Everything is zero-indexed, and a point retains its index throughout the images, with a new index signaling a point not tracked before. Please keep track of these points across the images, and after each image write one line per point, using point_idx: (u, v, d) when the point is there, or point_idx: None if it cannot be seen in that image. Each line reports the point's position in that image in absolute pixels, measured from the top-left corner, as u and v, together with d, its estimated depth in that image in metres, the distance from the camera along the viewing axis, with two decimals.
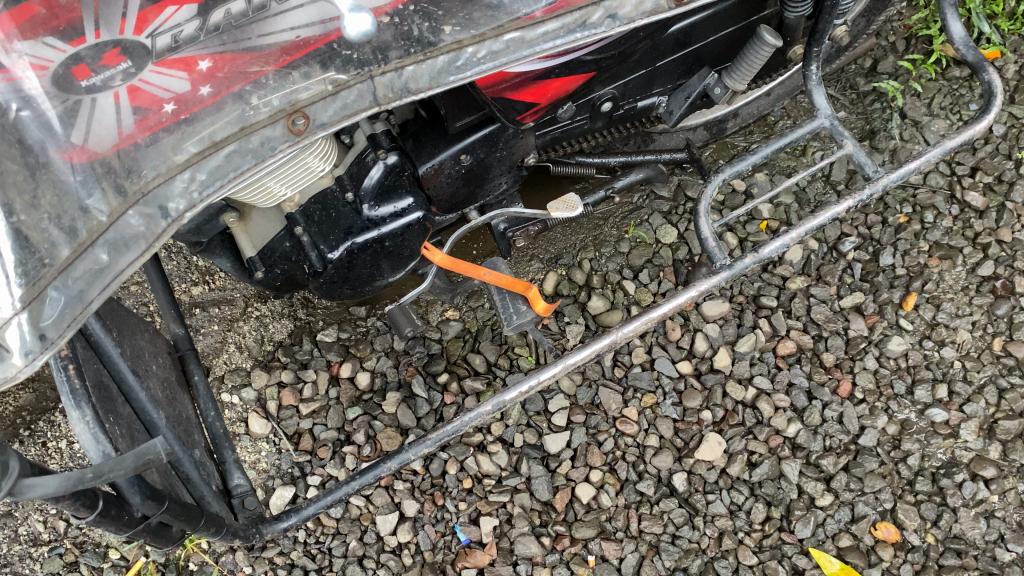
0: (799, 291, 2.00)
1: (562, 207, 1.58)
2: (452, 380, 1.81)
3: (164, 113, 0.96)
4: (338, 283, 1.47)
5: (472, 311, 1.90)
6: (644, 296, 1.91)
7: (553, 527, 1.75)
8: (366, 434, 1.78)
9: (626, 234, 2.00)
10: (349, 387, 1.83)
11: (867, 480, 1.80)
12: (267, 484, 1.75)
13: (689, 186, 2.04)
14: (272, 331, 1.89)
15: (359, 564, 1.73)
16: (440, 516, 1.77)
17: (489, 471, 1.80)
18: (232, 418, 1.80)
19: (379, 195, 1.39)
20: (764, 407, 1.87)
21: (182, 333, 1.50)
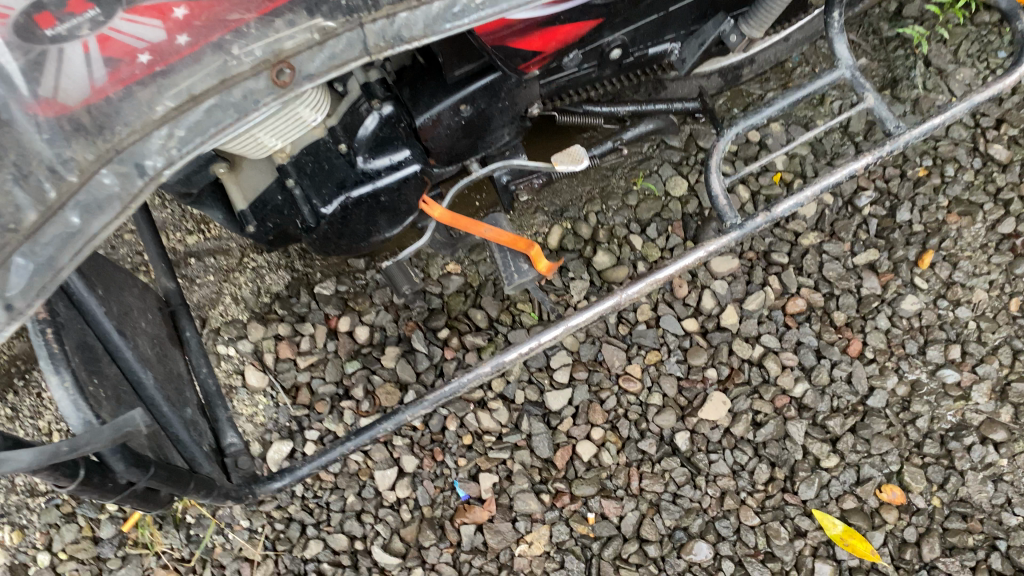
0: (811, 249, 1.93)
1: (567, 160, 1.51)
2: (453, 336, 1.78)
3: (138, 64, 0.90)
4: (331, 240, 1.42)
5: (475, 265, 1.83)
6: (651, 251, 1.89)
7: (553, 484, 1.73)
8: (365, 389, 1.76)
9: (634, 186, 1.94)
10: (348, 341, 1.79)
11: (874, 442, 1.79)
12: (264, 438, 1.74)
13: (702, 136, 1.97)
14: (269, 283, 1.84)
15: (357, 519, 1.69)
16: (440, 472, 1.73)
17: (489, 427, 1.74)
18: (228, 370, 1.77)
19: (373, 147, 1.34)
20: (771, 365, 1.83)
21: (174, 288, 1.47)
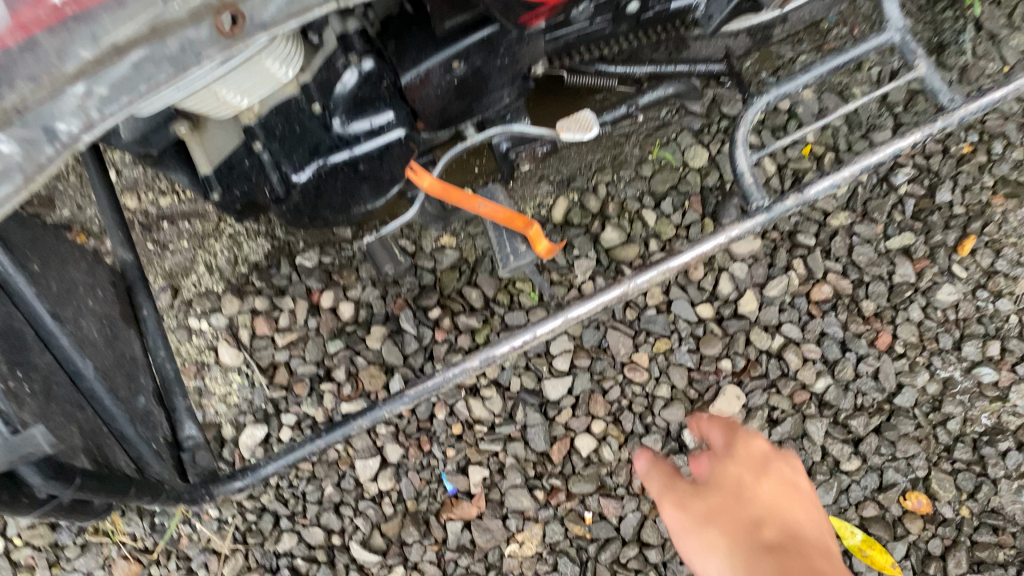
0: (841, 230, 1.76)
1: (574, 126, 1.35)
2: (445, 316, 1.64)
3: (45, 4, 0.64)
4: (302, 211, 1.27)
5: (471, 238, 1.68)
6: (665, 229, 1.73)
7: (548, 480, 1.58)
8: (347, 371, 1.62)
9: (649, 155, 1.77)
10: (330, 318, 1.65)
11: (900, 445, 1.64)
12: (237, 421, 1.61)
13: (726, 102, 1.79)
14: (246, 252, 1.69)
15: (335, 511, 1.56)
16: (426, 463, 1.58)
17: (481, 417, 1.59)
18: (200, 346, 1.64)
19: (352, 108, 1.17)
20: (792, 358, 1.67)
21: (131, 260, 1.32)
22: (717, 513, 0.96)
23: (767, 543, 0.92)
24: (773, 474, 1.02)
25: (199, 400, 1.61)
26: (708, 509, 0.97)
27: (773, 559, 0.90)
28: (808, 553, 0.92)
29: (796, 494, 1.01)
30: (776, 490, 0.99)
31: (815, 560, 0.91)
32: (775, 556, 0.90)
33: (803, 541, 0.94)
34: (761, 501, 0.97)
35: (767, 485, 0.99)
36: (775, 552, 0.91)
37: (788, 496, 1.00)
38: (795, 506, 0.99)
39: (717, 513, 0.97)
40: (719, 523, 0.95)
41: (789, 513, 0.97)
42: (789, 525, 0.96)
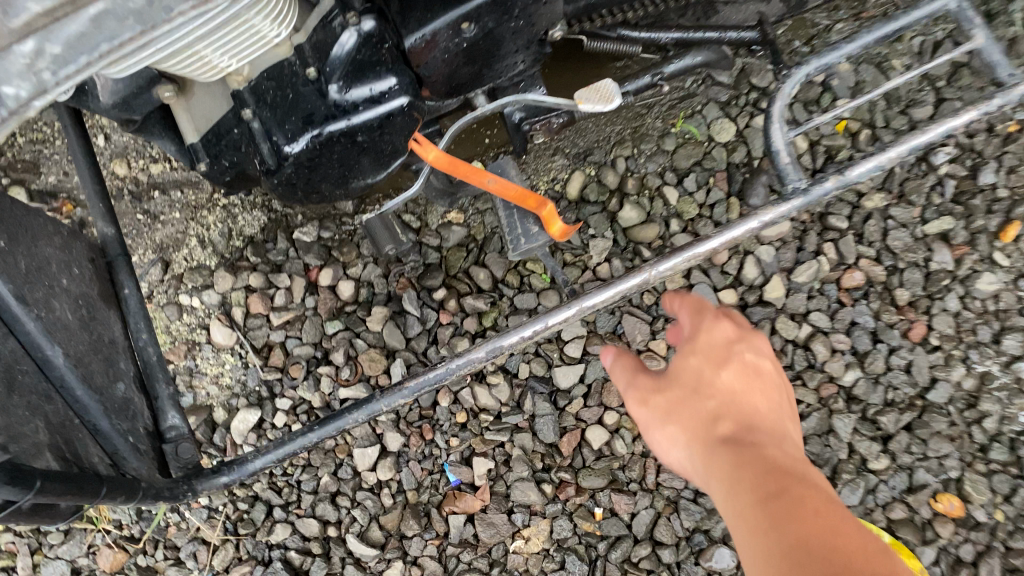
0: (875, 213, 1.64)
1: (595, 98, 1.23)
2: (451, 298, 1.54)
3: None
4: (296, 185, 1.15)
5: (480, 215, 1.58)
6: (688, 208, 1.62)
7: (556, 474, 1.49)
8: (346, 354, 1.52)
9: (672, 128, 1.66)
10: (329, 297, 1.56)
11: (932, 443, 1.54)
12: (230, 404, 1.53)
13: (756, 73, 1.68)
14: (242, 225, 1.60)
15: (331, 502, 1.47)
16: (428, 452, 1.49)
17: (487, 405, 1.50)
18: (191, 324, 1.55)
19: (351, 72, 1.06)
20: (819, 349, 1.57)
21: (112, 234, 1.23)
22: (675, 408, 0.98)
23: (720, 434, 0.93)
24: (735, 356, 0.99)
25: (190, 381, 1.53)
26: (666, 405, 0.99)
27: (725, 454, 0.90)
28: (760, 443, 0.91)
29: (759, 377, 0.99)
30: (735, 374, 0.97)
31: (767, 450, 0.90)
32: (725, 449, 0.91)
33: (758, 428, 0.93)
34: (717, 393, 0.97)
35: (723, 369, 0.98)
36: (727, 446, 0.91)
37: (751, 381, 0.98)
38: (756, 391, 0.97)
39: (675, 410, 0.98)
40: (676, 421, 0.98)
41: (748, 398, 0.96)
42: (748, 412, 0.95)
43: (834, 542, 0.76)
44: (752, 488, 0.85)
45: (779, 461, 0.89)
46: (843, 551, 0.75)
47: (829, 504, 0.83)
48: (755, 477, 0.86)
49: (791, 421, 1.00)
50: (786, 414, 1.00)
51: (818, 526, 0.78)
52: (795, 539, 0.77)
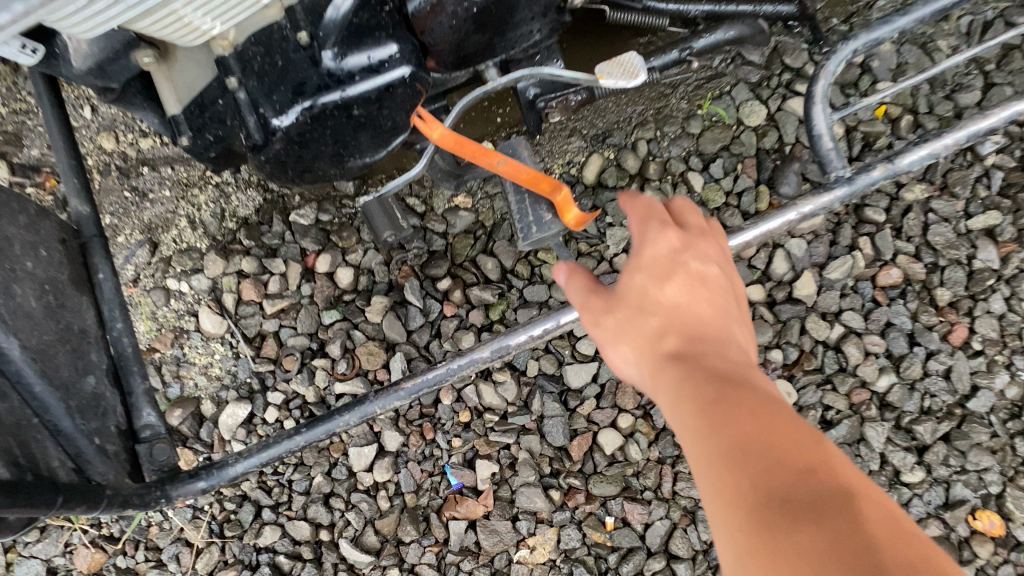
0: (916, 206, 1.52)
1: (618, 72, 1.12)
2: (456, 288, 1.44)
3: None
4: (286, 162, 1.04)
5: (489, 200, 1.48)
6: (713, 195, 1.52)
7: (565, 479, 1.39)
8: (343, 346, 1.42)
9: (698, 109, 1.55)
10: (326, 285, 1.45)
11: (971, 455, 1.43)
12: (219, 397, 1.43)
13: (789, 52, 1.55)
14: (235, 205, 1.49)
15: (324, 504, 1.38)
16: (429, 453, 1.39)
17: (492, 404, 1.40)
18: (179, 311, 1.45)
19: (347, 37, 0.96)
20: (852, 351, 1.46)
21: (88, 213, 1.13)
22: (624, 328, 0.89)
23: (667, 348, 0.84)
24: (679, 266, 0.90)
25: (177, 371, 1.43)
26: (617, 325, 0.90)
27: (671, 368, 0.82)
28: (707, 354, 0.82)
29: (706, 284, 0.90)
30: (680, 287, 0.88)
31: (715, 358, 0.82)
32: (671, 364, 0.82)
33: (706, 337, 0.85)
34: (663, 307, 0.87)
35: (667, 281, 0.89)
36: (674, 360, 0.82)
37: (700, 291, 0.89)
38: (705, 299, 0.89)
39: (624, 330, 0.89)
40: (626, 341, 0.88)
41: (695, 309, 0.87)
42: (696, 322, 0.86)
43: (782, 443, 0.68)
44: (698, 397, 0.76)
45: (726, 367, 0.80)
46: (790, 453, 0.67)
47: (781, 409, 0.74)
48: (700, 389, 0.77)
49: (740, 326, 0.91)
50: (738, 320, 0.92)
51: (765, 432, 0.69)
52: (741, 446, 0.69)
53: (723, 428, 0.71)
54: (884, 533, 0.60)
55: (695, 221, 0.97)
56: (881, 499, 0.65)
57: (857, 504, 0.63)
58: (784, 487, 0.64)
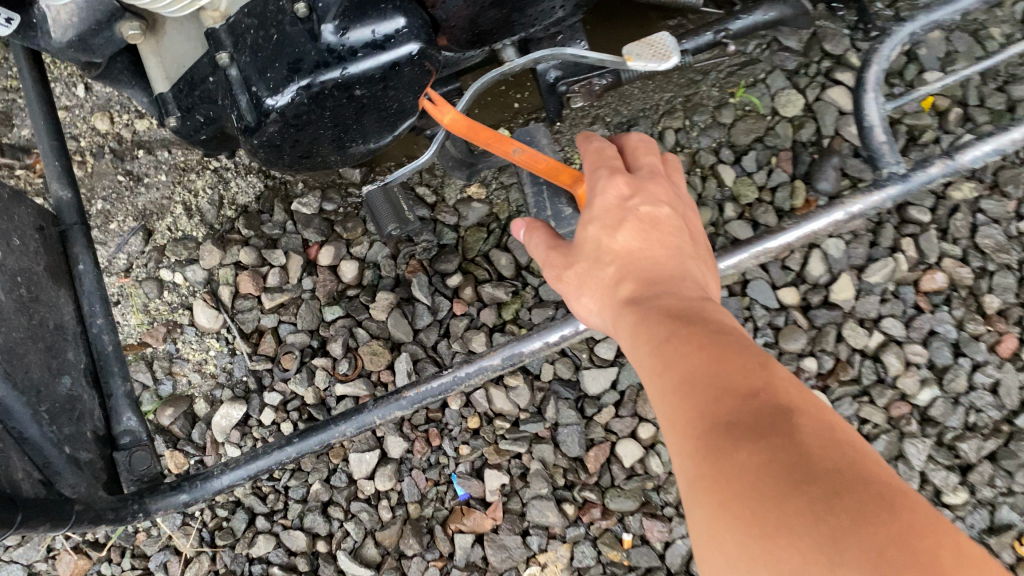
0: (964, 205, 1.42)
1: (649, 54, 1.01)
2: (467, 285, 1.35)
3: None
4: (282, 147, 0.95)
5: (503, 190, 1.41)
6: (745, 189, 1.40)
7: (580, 492, 1.29)
8: (345, 345, 1.33)
9: (731, 98, 1.45)
10: (329, 279, 1.37)
11: (1020, 476, 1.31)
12: (213, 396, 1.34)
13: (829, 39, 1.46)
14: (235, 192, 1.41)
15: (322, 513, 1.29)
16: (434, 461, 1.31)
17: (504, 410, 1.32)
18: (172, 303, 1.37)
19: (348, 8, 0.86)
20: (891, 361, 1.35)
21: (69, 198, 1.04)
22: (586, 278, 0.87)
23: (623, 297, 0.82)
24: (630, 211, 0.86)
25: (169, 367, 1.35)
26: (579, 276, 0.88)
27: (627, 315, 0.80)
28: (663, 294, 0.79)
29: (659, 227, 0.86)
30: (632, 232, 0.85)
31: (669, 296, 0.79)
32: (626, 310, 0.80)
33: (660, 279, 0.81)
34: (618, 256, 0.85)
35: (619, 228, 0.85)
36: (631, 307, 0.80)
37: (655, 235, 0.85)
38: (659, 243, 0.84)
39: (586, 282, 0.88)
40: (590, 291, 0.87)
41: (649, 254, 0.84)
42: (650, 266, 0.83)
43: (728, 373, 0.66)
44: (649, 337, 0.75)
45: (679, 304, 0.77)
46: (735, 387, 0.65)
47: (735, 338, 0.71)
48: (655, 333, 0.75)
49: (702, 261, 0.87)
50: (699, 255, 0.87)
51: (712, 367, 0.67)
52: (691, 383, 0.67)
53: (674, 366, 0.70)
54: (824, 450, 0.59)
55: (647, 162, 0.93)
56: (831, 418, 0.63)
57: (800, 424, 0.61)
58: (729, 418, 0.63)
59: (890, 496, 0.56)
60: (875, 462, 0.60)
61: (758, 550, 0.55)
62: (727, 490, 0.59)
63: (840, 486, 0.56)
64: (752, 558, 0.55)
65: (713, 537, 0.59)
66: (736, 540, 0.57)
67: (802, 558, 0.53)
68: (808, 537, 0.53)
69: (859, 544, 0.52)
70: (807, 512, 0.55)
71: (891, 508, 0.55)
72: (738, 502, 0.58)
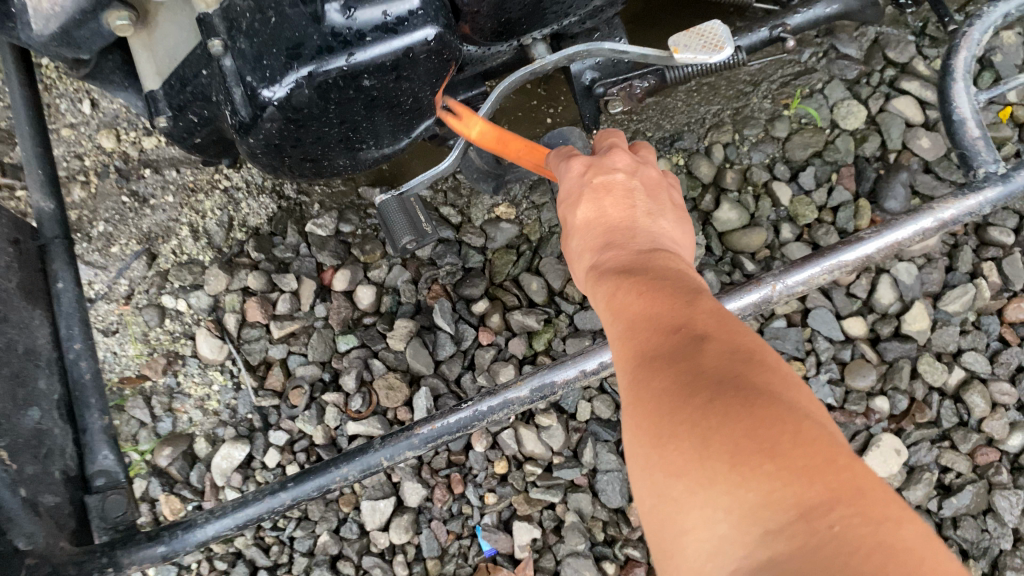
0: None
1: (698, 45, 0.87)
2: (494, 312, 1.24)
3: None
4: (282, 147, 0.84)
5: (536, 211, 1.29)
6: (803, 210, 1.27)
7: (622, 549, 1.15)
8: (359, 379, 1.21)
9: (785, 110, 1.31)
10: (344, 305, 1.25)
11: None
12: (215, 435, 1.22)
13: (893, 44, 1.33)
14: (245, 213, 1.31)
15: (330, 568, 1.15)
16: (457, 511, 1.17)
17: (535, 453, 1.18)
18: (174, 333, 1.25)
19: None
20: (976, 402, 1.19)
21: (50, 210, 0.94)
22: (566, 259, 0.84)
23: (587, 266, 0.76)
24: (585, 183, 0.79)
25: (169, 403, 1.23)
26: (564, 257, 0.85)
27: (586, 280, 0.75)
28: (620, 244, 0.74)
29: (613, 190, 0.77)
30: (587, 205, 0.78)
31: (620, 247, 0.73)
32: (585, 273, 0.75)
33: (614, 237, 0.75)
34: (576, 231, 0.79)
35: (577, 202, 0.79)
36: (587, 274, 0.75)
37: (607, 200, 0.77)
38: (611, 207, 0.77)
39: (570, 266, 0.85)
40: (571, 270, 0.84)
41: (604, 217, 0.77)
42: (607, 229, 0.76)
43: (649, 305, 0.62)
44: (597, 287, 0.71)
45: (629, 254, 0.72)
46: (656, 319, 0.60)
47: (678, 278, 0.66)
48: (603, 285, 0.70)
49: (670, 217, 0.78)
50: (667, 212, 0.79)
51: (640, 305, 0.63)
52: (625, 320, 0.63)
53: (615, 308, 0.66)
54: (720, 359, 0.54)
55: (606, 142, 0.85)
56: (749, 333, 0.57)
57: (705, 341, 0.56)
58: (649, 347, 0.58)
59: (781, 399, 0.50)
60: (788, 376, 0.54)
61: (654, 459, 0.52)
62: (635, 413, 0.55)
63: (723, 388, 0.51)
64: (650, 469, 0.52)
65: (632, 463, 0.55)
66: (641, 460, 0.54)
67: (681, 462, 0.49)
68: (687, 445, 0.50)
69: (726, 441, 0.48)
70: (686, 418, 0.51)
71: (772, 405, 0.49)
72: (643, 423, 0.54)
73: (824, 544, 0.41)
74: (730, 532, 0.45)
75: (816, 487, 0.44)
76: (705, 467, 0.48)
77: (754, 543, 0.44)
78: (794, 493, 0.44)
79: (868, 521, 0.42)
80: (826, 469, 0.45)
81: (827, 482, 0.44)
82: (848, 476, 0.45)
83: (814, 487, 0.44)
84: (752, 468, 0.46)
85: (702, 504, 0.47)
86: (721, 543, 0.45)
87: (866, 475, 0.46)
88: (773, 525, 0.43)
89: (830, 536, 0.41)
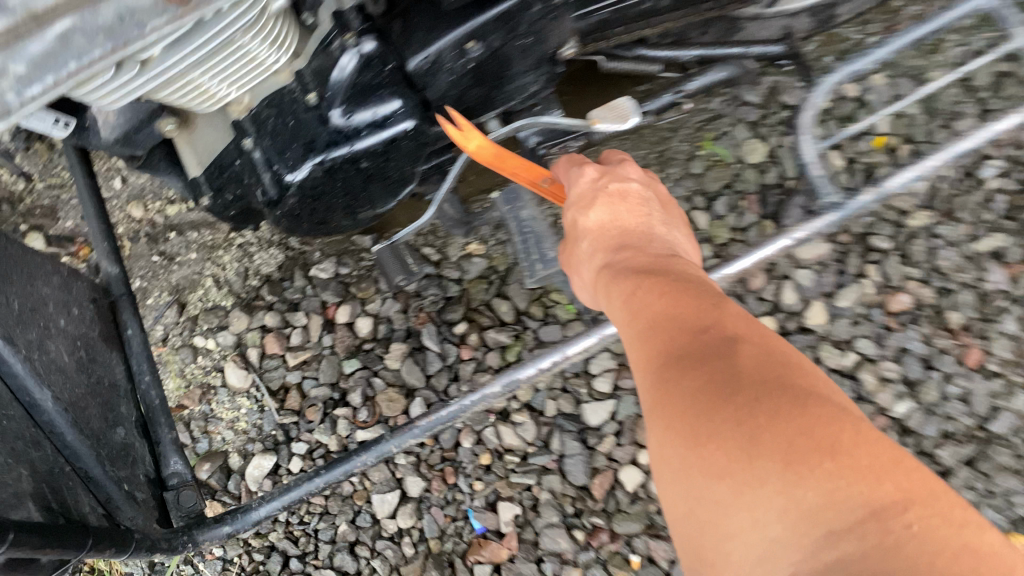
0: (921, 232, 1.55)
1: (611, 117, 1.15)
2: (471, 331, 1.49)
3: None
4: (301, 216, 1.11)
5: (500, 245, 1.55)
6: (719, 231, 1.54)
7: (588, 519, 1.39)
8: (363, 395, 1.46)
9: (700, 150, 1.60)
10: (346, 335, 1.50)
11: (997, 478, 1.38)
12: (246, 450, 1.46)
13: (786, 90, 1.62)
14: (258, 264, 1.56)
15: (350, 552, 1.41)
16: (451, 498, 1.42)
17: (512, 445, 1.44)
18: (205, 367, 1.50)
19: (353, 97, 1.00)
20: (867, 378, 1.46)
21: (116, 273, 1.19)
22: (571, 257, 1.12)
23: (598, 261, 1.04)
24: (600, 189, 1.08)
25: (205, 426, 1.48)
26: (569, 258, 1.14)
27: (602, 274, 1.00)
28: (636, 244, 1.00)
29: (625, 199, 1.06)
30: (602, 208, 1.06)
31: (637, 245, 1.00)
32: (601, 265, 1.01)
33: (628, 237, 1.02)
34: (590, 230, 1.07)
35: (591, 205, 1.07)
36: (604, 267, 1.00)
37: (620, 207, 1.05)
38: (621, 211, 1.05)
39: (570, 263, 1.14)
40: (574, 267, 1.13)
41: (617, 218, 1.05)
42: (621, 230, 1.04)
43: (670, 304, 0.84)
44: (615, 282, 0.95)
45: (647, 257, 0.96)
46: (691, 335, 0.78)
47: (702, 292, 0.85)
48: (634, 300, 0.89)
49: (670, 226, 1.06)
50: (666, 224, 1.06)
51: (674, 322, 0.82)
52: (657, 327, 0.83)
53: (644, 313, 0.86)
54: (762, 370, 0.72)
55: (615, 159, 1.16)
56: (775, 347, 0.76)
57: (740, 346, 0.75)
58: (687, 352, 0.77)
59: (821, 404, 0.68)
60: (813, 377, 0.73)
61: (695, 457, 0.70)
62: (676, 413, 0.73)
63: (771, 396, 0.68)
64: (691, 465, 0.70)
65: (669, 457, 0.73)
66: (683, 456, 0.71)
67: (728, 462, 0.66)
68: (737, 446, 0.67)
69: (780, 448, 0.64)
70: (736, 420, 0.68)
71: (816, 412, 0.66)
72: (688, 428, 0.71)
73: (897, 537, 0.57)
74: (786, 530, 0.61)
75: (883, 490, 0.60)
76: (758, 467, 0.64)
77: (817, 536, 0.59)
78: (859, 495, 0.60)
79: (937, 518, 0.58)
80: (874, 469, 0.62)
81: (893, 485, 0.60)
82: (897, 476, 0.61)
83: (880, 492, 0.60)
84: (806, 468, 0.63)
85: (757, 499, 0.64)
86: (777, 539, 0.61)
87: (915, 475, 0.62)
88: (838, 525, 0.59)
89: (908, 533, 0.57)
